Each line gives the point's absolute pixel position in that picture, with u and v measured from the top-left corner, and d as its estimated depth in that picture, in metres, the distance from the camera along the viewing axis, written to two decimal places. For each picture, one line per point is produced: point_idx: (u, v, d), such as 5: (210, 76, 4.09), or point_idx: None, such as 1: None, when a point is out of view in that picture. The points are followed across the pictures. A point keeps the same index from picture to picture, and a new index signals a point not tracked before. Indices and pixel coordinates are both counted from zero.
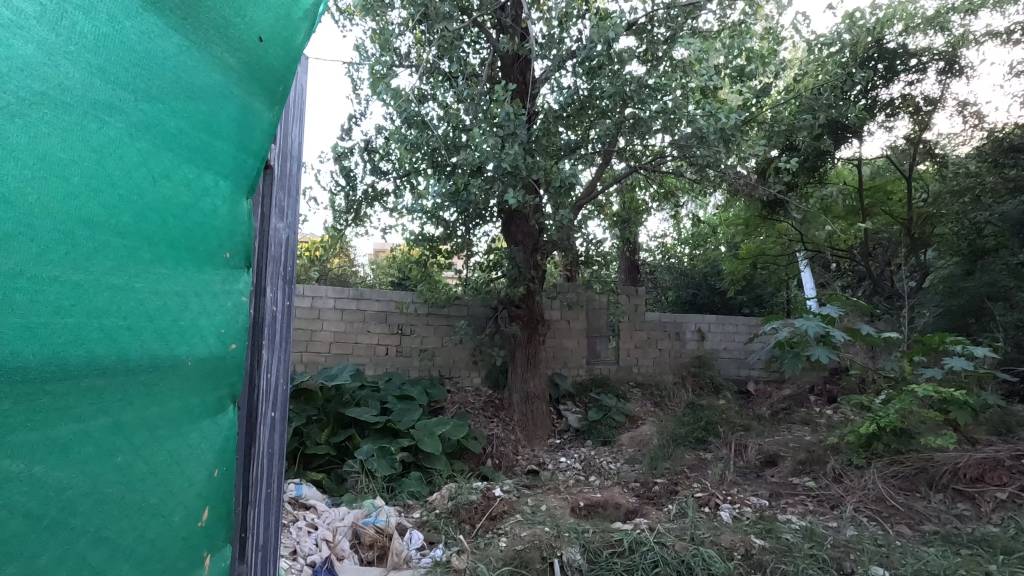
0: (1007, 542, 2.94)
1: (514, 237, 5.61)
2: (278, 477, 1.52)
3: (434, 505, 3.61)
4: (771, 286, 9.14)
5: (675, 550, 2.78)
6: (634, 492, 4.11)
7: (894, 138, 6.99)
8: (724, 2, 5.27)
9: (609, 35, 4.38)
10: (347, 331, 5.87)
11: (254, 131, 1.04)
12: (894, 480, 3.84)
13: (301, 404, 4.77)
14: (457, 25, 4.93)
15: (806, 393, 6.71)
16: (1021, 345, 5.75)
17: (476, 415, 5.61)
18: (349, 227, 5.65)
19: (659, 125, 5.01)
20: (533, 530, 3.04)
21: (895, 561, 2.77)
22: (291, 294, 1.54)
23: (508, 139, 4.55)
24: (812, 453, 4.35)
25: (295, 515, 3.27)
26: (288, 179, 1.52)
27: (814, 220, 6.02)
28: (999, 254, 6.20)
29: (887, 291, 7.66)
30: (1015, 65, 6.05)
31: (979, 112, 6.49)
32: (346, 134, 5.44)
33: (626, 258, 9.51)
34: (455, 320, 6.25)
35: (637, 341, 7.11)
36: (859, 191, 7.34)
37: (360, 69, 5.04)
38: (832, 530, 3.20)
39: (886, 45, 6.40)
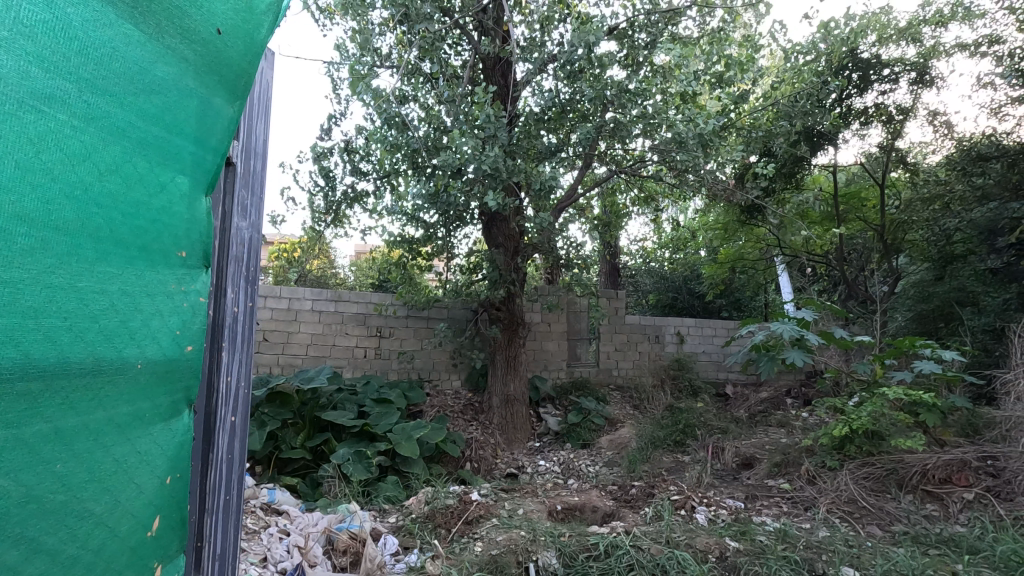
0: (973, 542, 3.00)
1: (495, 239, 5.60)
2: (238, 482, 1.49)
3: (411, 509, 3.56)
4: (749, 290, 9.26)
5: (651, 553, 2.78)
6: (612, 495, 4.12)
7: (868, 146, 7.15)
8: (703, 9, 5.34)
9: (590, 39, 4.39)
10: (325, 333, 5.79)
11: (214, 127, 1.02)
12: (866, 482, 3.90)
13: (276, 407, 4.68)
14: (438, 26, 4.91)
15: (783, 395, 6.79)
16: (989, 349, 5.83)
17: (455, 419, 5.58)
18: (328, 227, 5.59)
19: (639, 130, 5.05)
20: (510, 534, 3.02)
21: (865, 562, 2.81)
22: (254, 295, 1.52)
23: (488, 141, 4.55)
24: (788, 456, 4.40)
25: (267, 521, 3.21)
26: (251, 178, 1.49)
27: (790, 225, 6.12)
28: (968, 260, 6.34)
29: (862, 296, 7.81)
30: (983, 77, 6.24)
31: (948, 122, 6.67)
32: (325, 134, 5.38)
33: (607, 261, 9.56)
34: (435, 322, 6.21)
35: (617, 344, 7.15)
36: (835, 197, 7.49)
37: (340, 69, 5.00)
38: (804, 531, 3.24)
39: (860, 55, 6.56)
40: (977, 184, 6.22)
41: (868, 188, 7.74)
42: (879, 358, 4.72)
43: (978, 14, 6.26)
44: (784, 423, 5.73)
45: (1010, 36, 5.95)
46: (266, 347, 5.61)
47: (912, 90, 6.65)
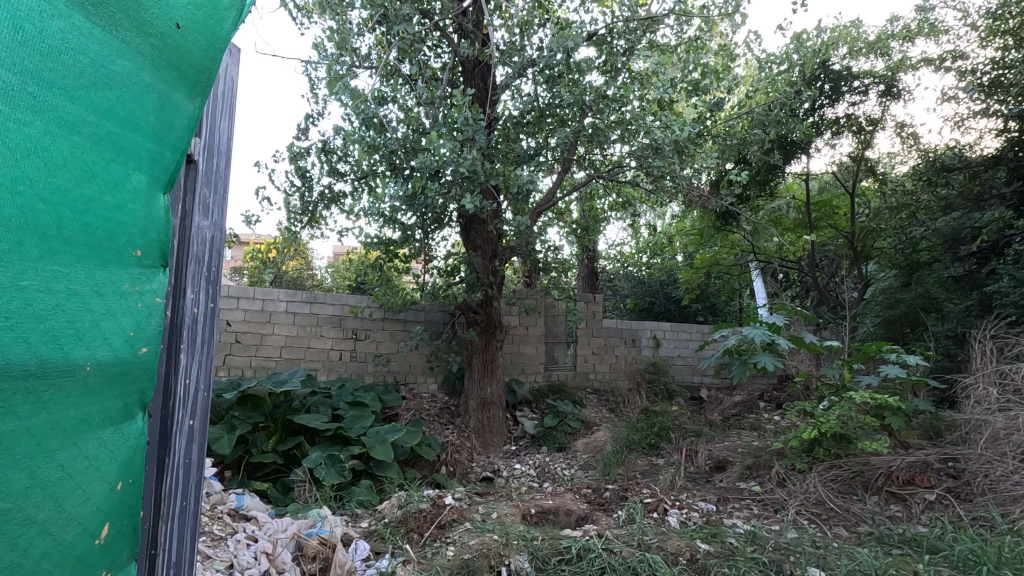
0: (933, 542, 3.07)
1: (473, 242, 5.59)
2: (196, 487, 1.46)
3: (383, 514, 3.52)
4: (724, 295, 9.40)
5: (622, 556, 2.79)
6: (586, 498, 4.13)
7: (838, 155, 7.34)
8: (681, 17, 5.42)
9: (568, 44, 4.42)
10: (299, 335, 5.70)
11: (173, 124, 1.00)
12: (834, 484, 3.98)
13: (247, 410, 4.59)
14: (417, 28, 4.89)
15: (756, 399, 6.90)
16: (951, 354, 6.02)
17: (430, 422, 5.54)
18: (304, 228, 5.52)
19: (616, 135, 5.10)
20: (482, 538, 3.01)
21: (830, 563, 2.86)
22: (215, 296, 1.49)
23: (466, 143, 4.54)
24: (759, 459, 4.47)
25: (234, 527, 3.14)
26: (213, 175, 1.46)
27: (763, 232, 6.24)
28: (933, 267, 6.53)
29: (832, 302, 7.99)
30: (947, 90, 6.45)
31: (915, 133, 6.90)
32: (302, 134, 5.32)
33: (585, 265, 9.61)
34: (412, 324, 6.18)
35: (594, 348, 7.19)
36: (807, 205, 7.66)
37: (318, 68, 4.96)
38: (773, 533, 3.28)
39: (831, 66, 6.75)
40: (941, 194, 6.40)
41: (839, 197, 7.94)
42: (847, 363, 4.82)
43: (943, 30, 6.47)
44: (756, 425, 5.82)
45: (972, 52, 6.16)
46: (238, 350, 5.48)
47: (881, 101, 6.83)
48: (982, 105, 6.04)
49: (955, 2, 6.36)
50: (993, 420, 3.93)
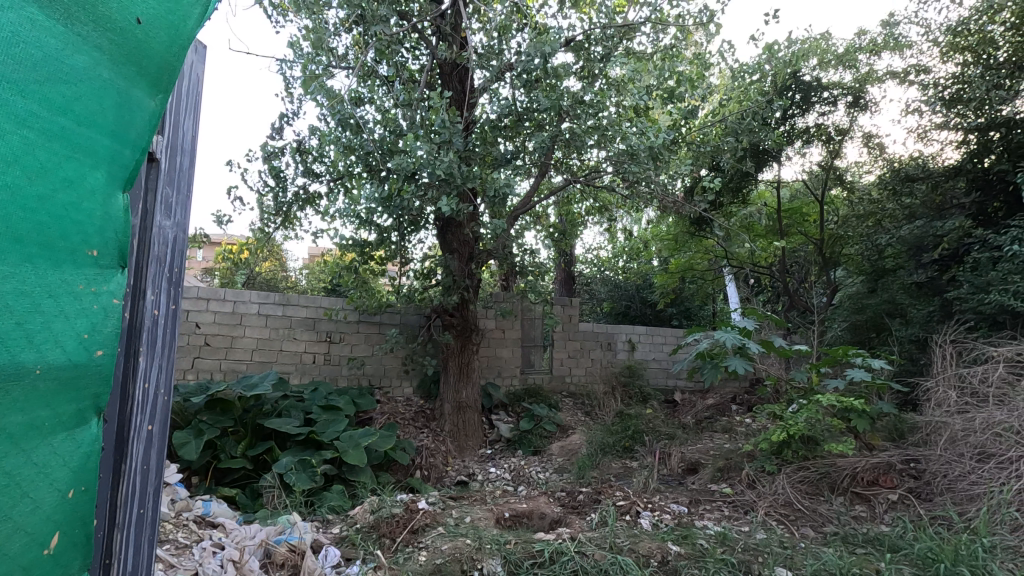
0: (895, 541, 3.15)
1: (449, 245, 5.57)
2: (154, 494, 1.42)
3: (355, 520, 3.48)
4: (698, 299, 9.55)
5: (594, 559, 2.80)
6: (559, 501, 4.14)
7: (809, 164, 7.53)
8: (657, 26, 5.50)
9: (545, 50, 4.47)
10: (271, 338, 5.59)
11: (134, 121, 0.98)
12: (801, 485, 4.07)
13: (215, 415, 4.47)
14: (395, 29, 4.87)
15: (728, 402, 7.01)
16: (914, 358, 6.21)
17: (405, 426, 5.50)
18: (278, 229, 5.43)
19: (593, 140, 5.13)
20: (455, 542, 3.00)
21: (797, 563, 2.92)
22: (177, 298, 1.46)
23: (443, 146, 4.52)
24: (730, 461, 4.55)
25: (200, 535, 3.06)
26: (176, 174, 1.43)
27: (735, 238, 6.35)
28: (897, 274, 6.74)
29: (801, 306, 8.18)
30: (911, 103, 6.68)
31: (881, 144, 7.12)
32: (276, 133, 5.24)
33: (562, 269, 9.65)
34: (387, 327, 6.13)
35: (570, 351, 7.24)
36: (778, 212, 7.84)
37: (293, 67, 4.89)
38: (743, 534, 3.34)
39: (802, 77, 6.94)
40: (905, 203, 6.59)
41: (809, 205, 8.13)
42: (815, 366, 4.92)
43: (907, 45, 6.69)
44: (728, 428, 5.91)
45: (935, 67, 6.39)
46: (208, 352, 5.35)
47: (849, 112, 7.03)
48: (941, 118, 6.26)
49: (918, 18, 6.58)
50: (952, 422, 4.03)
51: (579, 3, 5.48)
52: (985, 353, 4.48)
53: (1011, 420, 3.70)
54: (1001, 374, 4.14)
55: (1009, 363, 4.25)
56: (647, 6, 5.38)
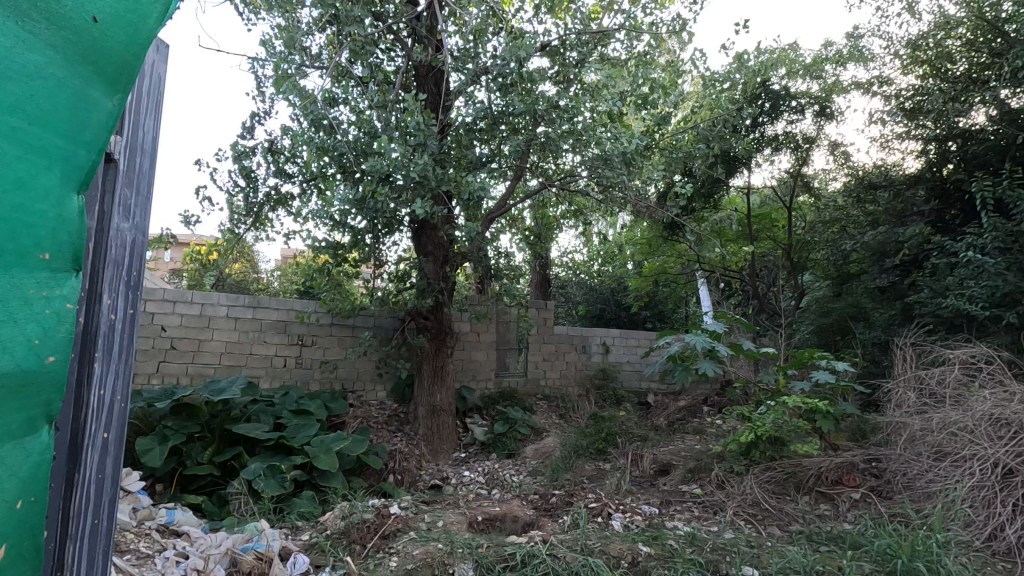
0: (856, 538, 3.24)
1: (424, 247, 5.55)
2: (110, 504, 1.39)
3: (325, 526, 3.43)
4: (671, 302, 9.69)
5: (566, 562, 2.82)
6: (533, 504, 4.14)
7: (778, 170, 7.71)
8: (631, 33, 5.58)
9: (520, 54, 4.50)
10: (240, 341, 5.48)
11: (89, 120, 0.95)
12: (768, 485, 4.15)
13: (181, 420, 4.36)
14: (369, 30, 4.84)
15: (700, 403, 7.13)
16: (876, 360, 6.41)
17: (378, 430, 5.44)
18: (248, 230, 5.33)
19: (568, 145, 5.18)
20: (426, 547, 2.98)
21: (764, 561, 2.97)
22: (136, 301, 1.43)
23: (418, 148, 4.50)
24: (700, 462, 4.62)
25: (162, 544, 2.98)
26: (135, 175, 1.40)
27: (706, 242, 6.48)
28: (861, 279, 6.95)
29: (770, 310, 8.37)
30: (875, 113, 6.91)
31: (846, 152, 7.36)
32: (247, 132, 5.15)
33: (538, 272, 9.68)
34: (360, 330, 6.06)
35: (545, 354, 7.27)
36: (748, 217, 8.03)
37: (265, 66, 4.82)
38: (711, 534, 3.40)
39: (771, 86, 7.12)
40: (869, 210, 6.81)
41: (777, 211, 8.34)
42: (782, 368, 5.04)
43: (870, 57, 6.92)
44: (699, 429, 6.02)
45: (896, 79, 6.64)
46: (174, 356, 5.22)
47: (816, 121, 7.23)
48: (903, 128, 6.47)
49: (881, 31, 6.81)
50: (911, 423, 4.16)
51: (555, 8, 5.52)
52: (941, 355, 4.64)
53: (965, 420, 3.85)
54: (957, 376, 4.29)
55: (965, 365, 4.41)
56: (621, 13, 5.46)
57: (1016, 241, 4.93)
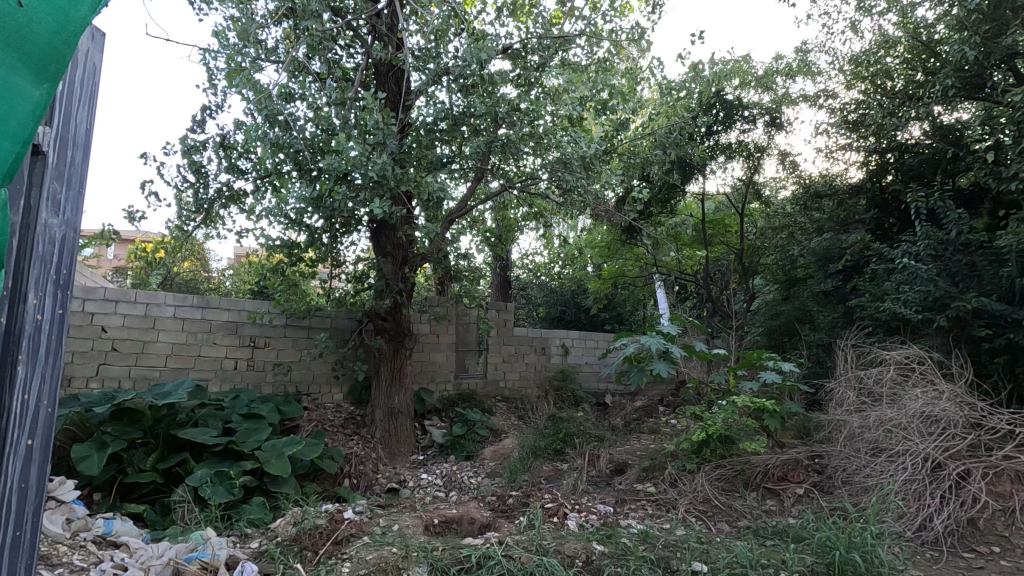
0: (798, 531, 3.38)
1: (383, 248, 5.47)
2: (35, 513, 1.34)
3: (276, 533, 3.33)
4: (629, 304, 9.87)
5: (521, 563, 2.83)
6: (489, 505, 4.14)
7: (731, 178, 7.97)
8: (592, 39, 5.67)
9: (482, 56, 4.52)
10: (188, 343, 5.27)
11: (15, 110, 0.91)
12: (718, 483, 4.29)
13: (122, 426, 4.15)
14: (328, 25, 4.75)
15: (655, 403, 7.28)
16: (820, 361, 6.71)
17: (334, 433, 5.32)
18: (197, 228, 5.13)
19: (529, 147, 5.22)
20: (380, 552, 2.94)
21: (712, 556, 3.06)
22: (67, 300, 1.38)
23: (377, 147, 4.45)
24: (654, 461, 4.72)
25: (99, 556, 2.84)
26: (66, 168, 1.36)
27: (662, 246, 6.64)
28: (808, 283, 7.25)
29: (723, 312, 8.64)
30: (821, 125, 7.23)
31: (794, 162, 7.68)
32: (198, 126, 4.96)
33: (498, 273, 9.68)
34: (316, 332, 5.92)
35: (505, 356, 7.28)
36: (703, 223, 8.28)
37: (218, 58, 4.66)
38: (664, 531, 3.49)
39: (725, 96, 7.37)
40: (815, 217, 7.13)
41: (730, 217, 8.61)
42: (733, 369, 5.20)
43: (817, 71, 7.25)
44: (654, 429, 6.16)
45: (841, 93, 6.97)
46: (115, 358, 4.97)
47: (767, 131, 7.50)
48: (847, 140, 6.80)
49: (827, 47, 7.14)
50: (850, 420, 4.36)
51: (517, 11, 5.55)
52: (878, 356, 4.91)
53: (899, 417, 4.08)
54: (892, 375, 4.52)
55: (900, 365, 4.64)
56: (582, 20, 5.54)
57: (946, 247, 5.32)
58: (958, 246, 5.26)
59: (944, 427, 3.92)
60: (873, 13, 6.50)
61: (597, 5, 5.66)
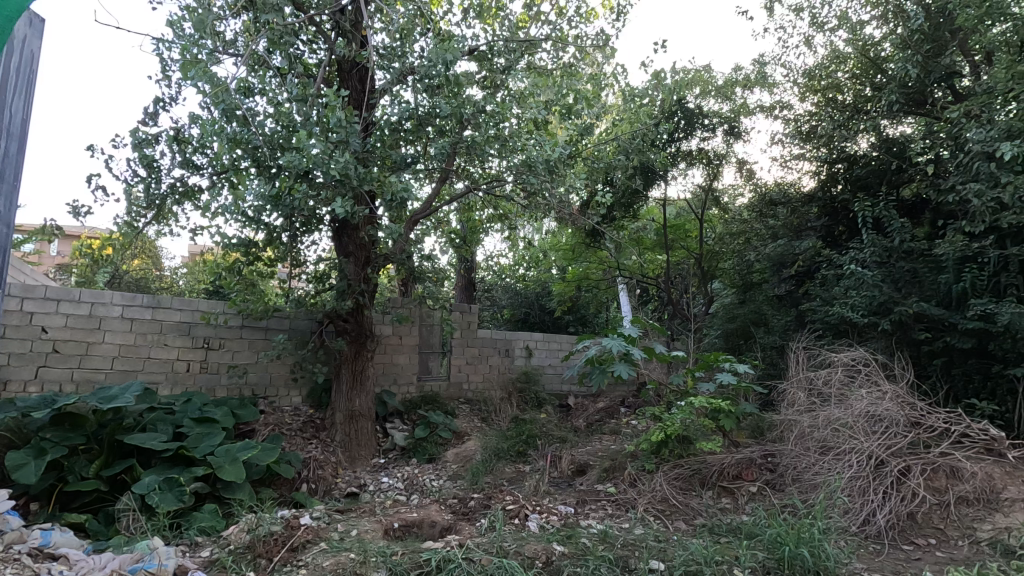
0: (751, 528, 3.49)
1: (345, 248, 5.36)
2: None
3: (228, 541, 3.22)
4: (593, 307, 9.98)
5: (481, 565, 2.82)
6: (450, 508, 4.11)
7: (692, 184, 8.16)
8: (558, 44, 5.72)
9: (448, 57, 4.55)
10: (137, 344, 5.05)
11: None
12: (676, 481, 4.39)
13: (63, 432, 3.94)
14: (289, 20, 4.65)
15: (617, 405, 7.38)
16: (774, 363, 6.94)
17: (292, 437, 5.18)
18: (148, 224, 4.93)
19: (494, 150, 5.24)
20: (337, 558, 2.89)
21: (668, 554, 3.13)
22: None
23: (339, 146, 4.39)
24: (615, 461, 4.80)
25: (34, 569, 2.67)
26: None
27: (624, 250, 6.74)
28: (763, 287, 7.50)
29: (683, 315, 8.84)
30: (777, 135, 7.49)
31: (751, 170, 7.93)
32: (149, 119, 4.76)
33: (462, 275, 9.64)
34: (274, 333, 5.77)
35: (468, 357, 7.26)
36: (664, 228, 8.47)
37: (172, 49, 4.48)
38: (623, 531, 3.54)
39: (687, 104, 7.55)
40: (770, 224, 7.39)
41: (690, 222, 8.81)
42: (691, 371, 5.32)
43: (773, 83, 7.52)
44: (616, 430, 6.25)
45: (795, 104, 7.24)
46: (56, 361, 4.72)
47: (726, 139, 7.70)
48: (801, 150, 7.07)
49: (782, 61, 7.41)
50: (801, 420, 4.51)
51: (483, 13, 5.55)
52: (827, 358, 5.11)
53: (847, 416, 4.26)
54: (840, 376, 4.72)
55: (847, 366, 4.85)
56: (548, 25, 5.60)
57: (891, 255, 5.54)
58: (901, 254, 5.52)
59: (887, 426, 4.11)
60: (825, 29, 6.78)
61: (563, 10, 5.74)
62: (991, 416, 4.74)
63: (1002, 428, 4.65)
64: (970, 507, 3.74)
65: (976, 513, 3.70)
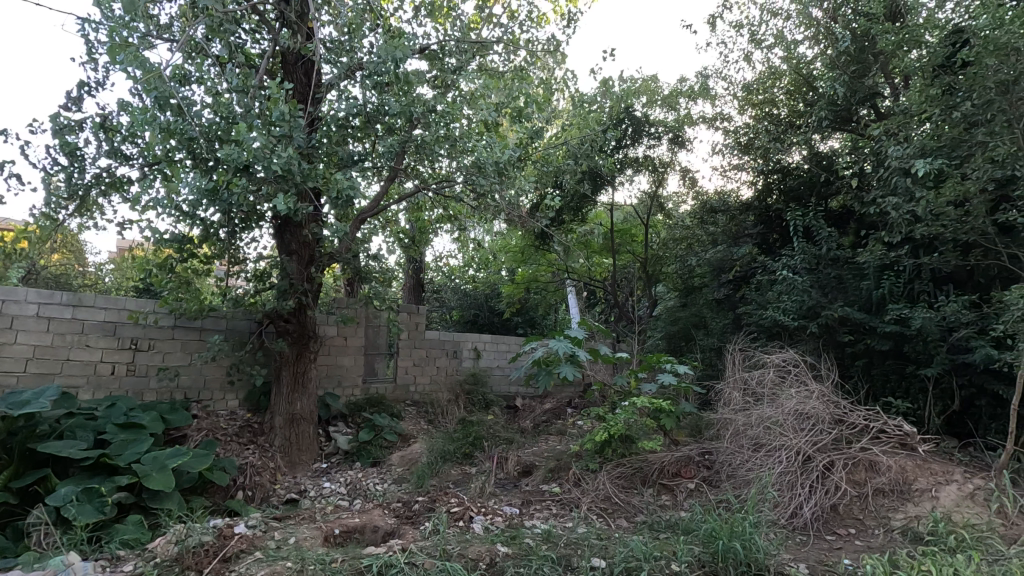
0: (688, 523, 3.62)
1: (287, 245, 5.16)
2: None
3: (155, 553, 3.05)
4: (541, 309, 10.08)
5: (424, 568, 2.79)
6: (394, 512, 4.05)
7: (638, 190, 8.38)
8: (509, 46, 5.74)
9: (398, 55, 4.49)
10: (54, 345, 4.69)
11: None
12: (618, 480, 4.50)
13: None
14: (230, 7, 4.45)
15: (563, 406, 7.49)
16: (712, 363, 7.23)
17: (227, 443, 4.95)
18: (69, 216, 4.60)
19: (444, 150, 5.20)
20: (273, 567, 2.79)
21: (609, 552, 3.20)
22: None
23: (282, 140, 4.25)
24: (560, 462, 4.86)
25: None
26: None
27: (571, 253, 6.84)
28: (704, 291, 7.79)
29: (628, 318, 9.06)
30: (718, 145, 7.81)
31: (693, 178, 8.23)
32: (73, 104, 4.45)
33: (410, 275, 9.52)
34: (209, 333, 5.50)
35: (415, 359, 7.17)
36: (611, 232, 8.67)
37: (100, 30, 4.20)
38: (566, 530, 3.60)
39: (634, 112, 7.74)
40: (711, 231, 7.69)
41: (636, 226, 9.04)
42: (634, 372, 5.45)
43: (715, 95, 7.83)
44: (562, 431, 6.33)
45: (735, 117, 7.57)
46: None
47: (671, 148, 7.94)
48: (739, 161, 7.40)
49: (723, 74, 7.73)
50: (735, 419, 4.71)
51: (435, 12, 5.50)
52: (761, 359, 5.36)
53: (778, 414, 4.48)
54: (772, 377, 4.96)
55: (778, 367, 5.11)
56: (500, 27, 5.63)
57: (820, 262, 5.88)
58: (828, 261, 5.86)
59: (814, 423, 4.36)
60: (763, 47, 7.13)
61: (514, 14, 5.78)
62: (905, 413, 5.12)
63: (914, 424, 5.03)
64: (886, 498, 4.02)
65: (890, 503, 3.99)
